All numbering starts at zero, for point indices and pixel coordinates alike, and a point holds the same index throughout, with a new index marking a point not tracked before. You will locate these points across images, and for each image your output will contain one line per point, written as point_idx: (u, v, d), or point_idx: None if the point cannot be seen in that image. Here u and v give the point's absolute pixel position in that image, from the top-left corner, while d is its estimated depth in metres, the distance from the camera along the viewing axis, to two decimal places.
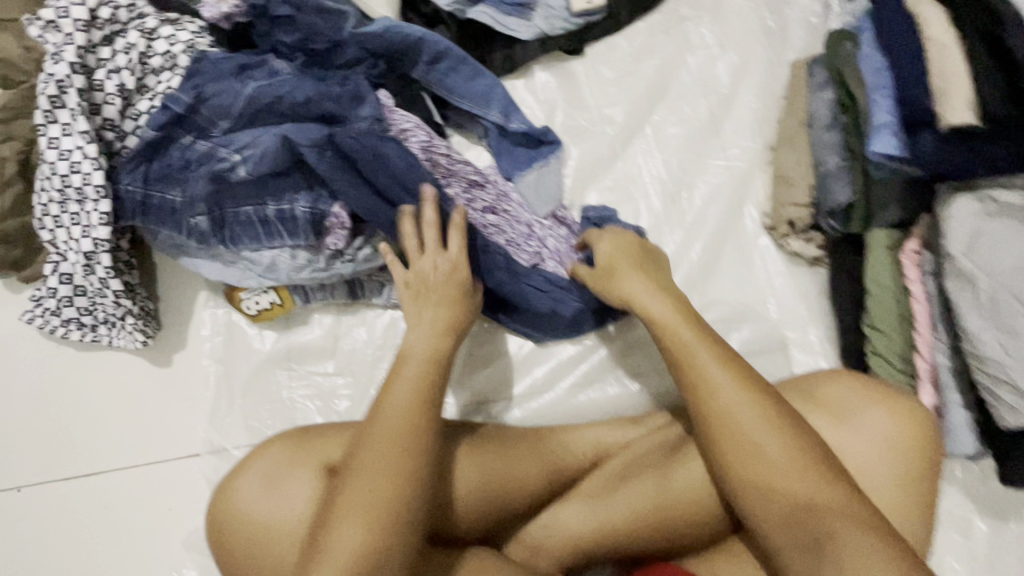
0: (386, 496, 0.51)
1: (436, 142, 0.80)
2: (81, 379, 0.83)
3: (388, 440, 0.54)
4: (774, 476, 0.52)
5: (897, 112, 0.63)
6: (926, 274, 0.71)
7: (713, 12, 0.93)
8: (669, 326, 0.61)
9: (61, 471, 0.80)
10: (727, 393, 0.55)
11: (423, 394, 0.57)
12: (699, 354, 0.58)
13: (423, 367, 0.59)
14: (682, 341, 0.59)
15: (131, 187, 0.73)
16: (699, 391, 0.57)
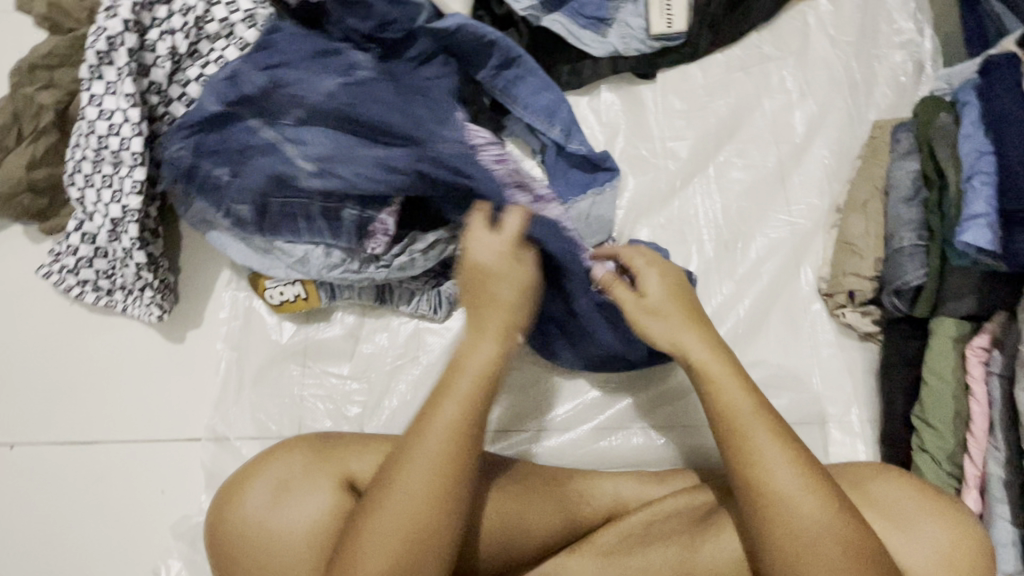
0: (412, 533, 0.48)
1: (507, 158, 0.74)
2: (90, 343, 0.80)
3: (421, 468, 0.50)
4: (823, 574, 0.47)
5: (996, 205, 0.59)
6: (992, 374, 0.66)
7: (798, 56, 0.88)
8: (723, 388, 0.55)
9: (56, 435, 0.78)
10: (781, 476, 0.50)
11: (465, 428, 0.52)
12: (756, 428, 0.52)
13: (469, 395, 0.53)
14: (739, 413, 0.53)
15: (180, 154, 0.70)
16: (753, 470, 0.51)
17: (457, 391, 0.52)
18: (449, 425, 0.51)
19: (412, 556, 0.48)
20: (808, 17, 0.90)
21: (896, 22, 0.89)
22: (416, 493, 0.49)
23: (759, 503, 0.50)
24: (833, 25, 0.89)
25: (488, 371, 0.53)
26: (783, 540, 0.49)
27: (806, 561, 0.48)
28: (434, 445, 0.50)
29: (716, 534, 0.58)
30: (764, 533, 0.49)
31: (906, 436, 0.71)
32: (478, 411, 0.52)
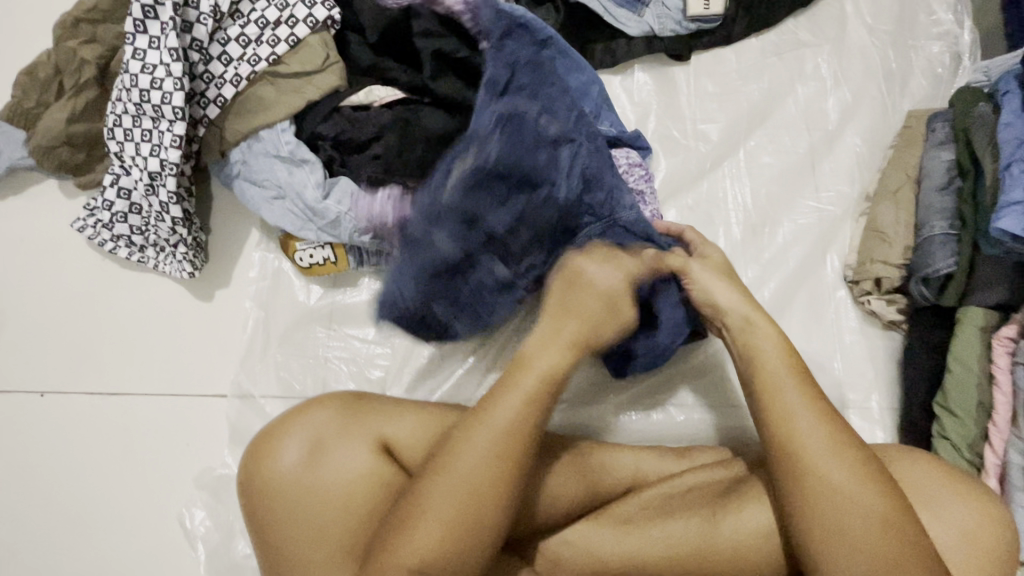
0: (467, 506, 0.49)
1: (646, 188, 0.77)
2: (121, 298, 0.82)
3: (484, 444, 0.50)
4: (857, 529, 0.48)
5: None
6: (1018, 365, 0.66)
7: (834, 43, 0.88)
8: (765, 360, 0.58)
9: (86, 385, 0.79)
10: (811, 436, 0.52)
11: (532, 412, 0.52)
12: (796, 400, 0.54)
13: (539, 382, 0.54)
14: (777, 384, 0.55)
15: (411, 303, 0.67)
16: (782, 425, 0.53)
17: (521, 387, 0.53)
18: (513, 417, 0.52)
19: (477, 523, 0.49)
20: (846, 5, 0.89)
21: (935, 13, 0.88)
22: (481, 465, 0.50)
23: (792, 463, 0.52)
24: (871, 14, 0.88)
25: (555, 374, 0.54)
26: (817, 505, 0.50)
27: (839, 527, 0.49)
28: (499, 426, 0.51)
29: (741, 505, 0.59)
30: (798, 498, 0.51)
31: (926, 423, 0.71)
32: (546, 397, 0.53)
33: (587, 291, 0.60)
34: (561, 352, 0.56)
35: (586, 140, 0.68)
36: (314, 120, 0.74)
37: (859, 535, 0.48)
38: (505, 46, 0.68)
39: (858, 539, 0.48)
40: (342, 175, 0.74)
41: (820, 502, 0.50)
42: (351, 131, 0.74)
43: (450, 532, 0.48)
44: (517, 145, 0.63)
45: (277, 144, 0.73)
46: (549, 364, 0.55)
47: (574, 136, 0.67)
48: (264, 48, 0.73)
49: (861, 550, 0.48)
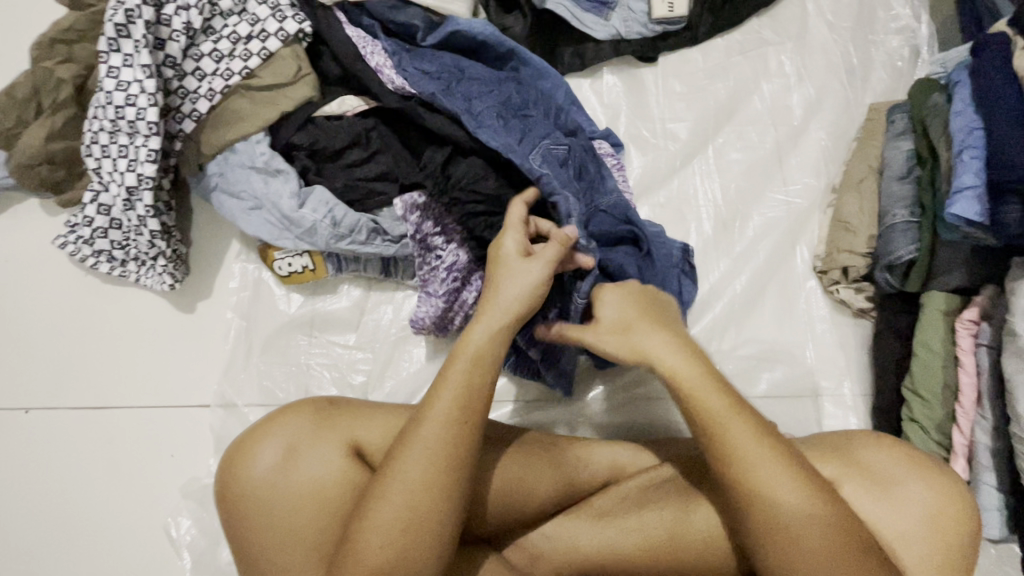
0: (425, 494, 0.49)
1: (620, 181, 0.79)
2: (104, 312, 0.83)
3: (432, 435, 0.51)
4: (809, 560, 0.47)
5: (985, 177, 0.61)
6: (980, 346, 0.68)
7: (796, 41, 0.90)
8: (693, 384, 0.53)
9: (70, 400, 0.80)
10: (762, 465, 0.49)
11: (473, 401, 0.52)
12: (732, 414, 0.51)
13: (472, 370, 0.53)
14: (707, 400, 0.52)
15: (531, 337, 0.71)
16: (731, 460, 0.50)
17: (453, 374, 0.53)
18: (451, 405, 0.51)
19: (430, 515, 0.49)
20: (807, 4, 0.91)
21: (893, 8, 0.91)
22: (424, 460, 0.50)
23: (747, 497, 0.49)
24: (831, 12, 0.91)
25: (486, 353, 0.54)
26: (769, 510, 0.48)
27: (793, 526, 0.48)
28: (441, 417, 0.51)
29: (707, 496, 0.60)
30: (748, 521, 0.49)
31: (897, 406, 0.73)
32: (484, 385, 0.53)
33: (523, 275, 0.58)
34: (488, 331, 0.55)
35: (576, 143, 0.72)
36: (290, 129, 0.75)
37: (814, 536, 0.47)
38: (478, 110, 0.68)
39: (808, 539, 0.47)
40: (318, 184, 0.76)
41: (768, 507, 0.48)
42: (326, 140, 0.75)
43: (404, 527, 0.49)
44: (567, 182, 0.66)
45: (252, 156, 0.75)
46: (481, 339, 0.55)
47: (570, 146, 0.70)
48: (237, 62, 0.74)
49: (812, 553, 0.47)
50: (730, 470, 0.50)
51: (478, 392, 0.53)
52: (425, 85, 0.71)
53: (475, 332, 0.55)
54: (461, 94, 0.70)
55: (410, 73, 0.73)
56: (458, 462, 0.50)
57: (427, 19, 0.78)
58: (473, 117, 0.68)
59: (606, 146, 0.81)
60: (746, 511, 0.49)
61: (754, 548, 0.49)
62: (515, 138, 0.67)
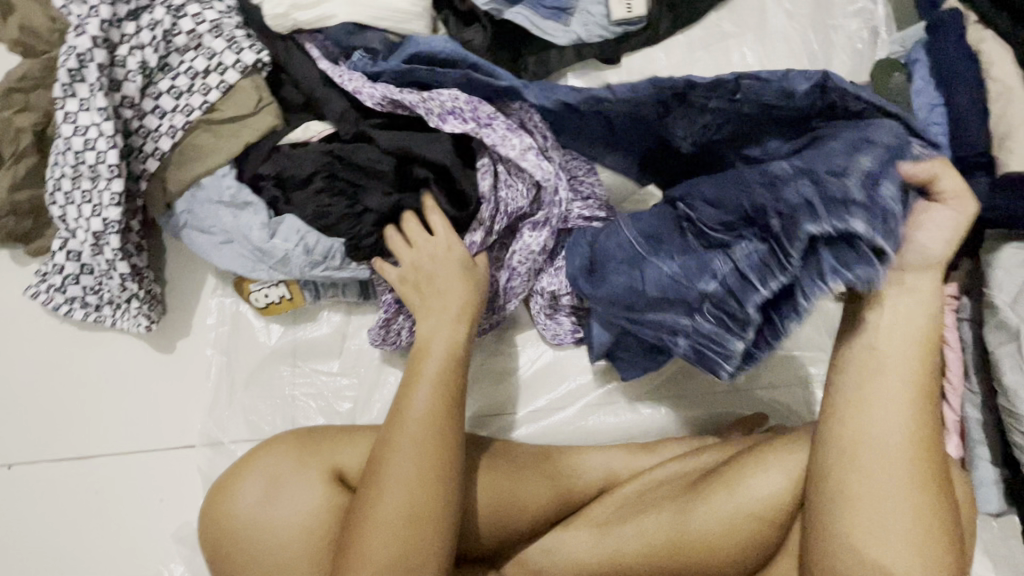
0: (420, 503, 0.50)
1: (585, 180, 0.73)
2: (82, 359, 0.81)
3: (410, 438, 0.52)
4: (874, 492, 0.47)
5: (952, 152, 0.60)
6: (964, 321, 0.67)
7: (756, 31, 0.91)
8: (887, 348, 0.49)
9: (54, 452, 0.78)
10: (881, 403, 0.48)
11: (445, 400, 0.55)
12: (900, 398, 0.48)
13: (442, 366, 0.58)
14: (877, 361, 0.49)
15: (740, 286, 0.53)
16: (851, 390, 0.49)
17: (426, 372, 0.56)
18: (430, 401, 0.54)
19: (429, 518, 0.50)
20: None
21: None
22: (412, 459, 0.51)
23: (841, 425, 0.49)
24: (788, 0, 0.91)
25: (452, 355, 0.59)
26: (875, 481, 0.47)
27: (871, 461, 0.47)
28: (421, 414, 0.53)
29: (707, 495, 0.58)
30: (837, 445, 0.49)
31: None
32: (452, 385, 0.56)
33: (450, 269, 0.66)
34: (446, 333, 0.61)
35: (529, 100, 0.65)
36: (257, 161, 0.75)
37: (886, 479, 0.47)
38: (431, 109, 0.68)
39: (879, 514, 0.46)
40: (287, 214, 0.74)
41: (875, 481, 0.47)
42: (292, 169, 0.73)
43: (409, 527, 0.49)
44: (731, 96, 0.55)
45: (220, 190, 0.74)
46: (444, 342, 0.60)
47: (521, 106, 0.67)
48: (196, 97, 0.73)
49: (877, 511, 0.46)
50: (845, 399, 0.49)
51: (454, 388, 0.57)
52: (399, 93, 0.69)
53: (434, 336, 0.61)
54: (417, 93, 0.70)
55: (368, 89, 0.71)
56: (449, 452, 0.52)
57: (387, 41, 0.77)
58: (437, 113, 0.67)
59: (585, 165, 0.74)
60: (846, 477, 0.48)
61: (825, 518, 0.48)
62: (495, 133, 0.67)
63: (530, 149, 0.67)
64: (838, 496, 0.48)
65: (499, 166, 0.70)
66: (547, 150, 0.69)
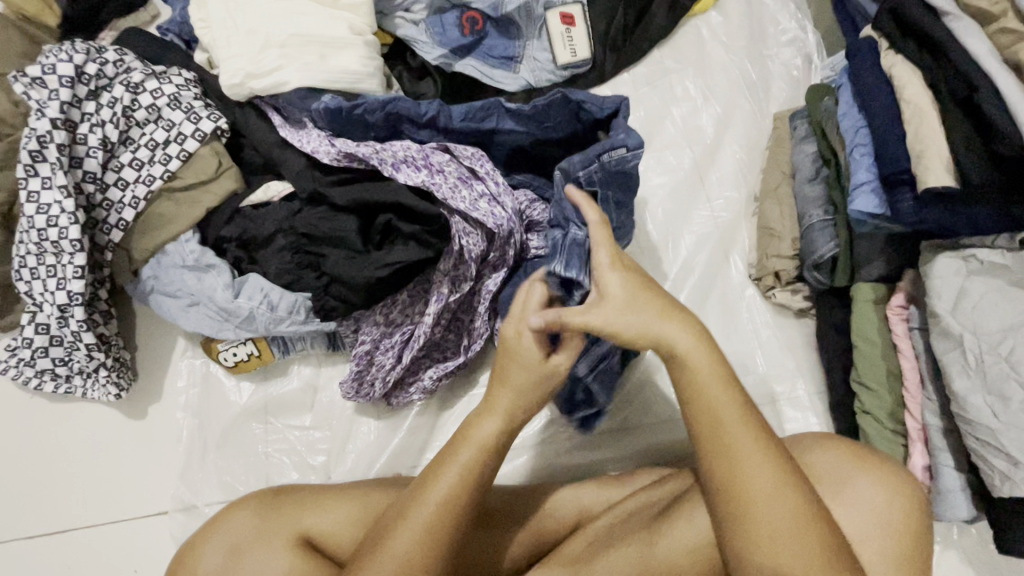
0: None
1: (534, 210, 0.75)
2: (53, 432, 0.81)
3: (419, 521, 0.50)
4: (761, 520, 0.48)
5: (875, 171, 0.64)
6: (914, 330, 0.69)
7: (697, 65, 0.95)
8: (705, 390, 0.51)
9: (25, 530, 0.77)
10: (733, 427, 0.50)
11: (469, 489, 0.52)
12: (733, 416, 0.50)
13: (477, 455, 0.53)
14: (708, 388, 0.51)
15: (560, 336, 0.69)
16: (703, 421, 0.51)
17: (459, 458, 0.53)
18: (452, 491, 0.51)
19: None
20: (701, 30, 0.96)
21: (780, 23, 0.96)
22: (410, 543, 0.50)
23: (713, 458, 0.50)
24: (724, 34, 0.96)
25: (492, 444, 0.54)
26: (757, 541, 0.48)
27: (749, 490, 0.48)
28: (432, 509, 0.51)
29: (669, 525, 0.58)
30: (722, 481, 0.49)
31: (849, 400, 0.73)
32: (478, 480, 0.52)
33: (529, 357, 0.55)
34: (495, 419, 0.55)
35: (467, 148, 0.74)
36: (218, 225, 0.77)
37: (769, 502, 0.48)
38: (385, 163, 0.72)
39: (777, 541, 0.47)
40: (252, 272, 0.76)
41: (759, 539, 0.48)
42: (254, 230, 0.76)
43: None
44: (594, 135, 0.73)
45: (183, 255, 0.76)
46: (491, 432, 0.54)
47: (473, 149, 0.74)
48: (157, 167, 0.76)
49: (771, 536, 0.47)
50: (704, 428, 0.51)
51: (479, 480, 0.53)
52: (354, 147, 0.74)
53: (482, 423, 0.54)
54: (368, 148, 0.73)
55: (321, 148, 0.75)
56: (446, 548, 0.50)
57: (336, 99, 0.77)
58: (391, 163, 0.72)
59: (529, 194, 0.77)
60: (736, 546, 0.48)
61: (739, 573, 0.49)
62: (446, 182, 0.70)
63: (480, 197, 0.70)
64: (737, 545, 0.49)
65: (456, 217, 0.70)
66: (499, 196, 0.71)
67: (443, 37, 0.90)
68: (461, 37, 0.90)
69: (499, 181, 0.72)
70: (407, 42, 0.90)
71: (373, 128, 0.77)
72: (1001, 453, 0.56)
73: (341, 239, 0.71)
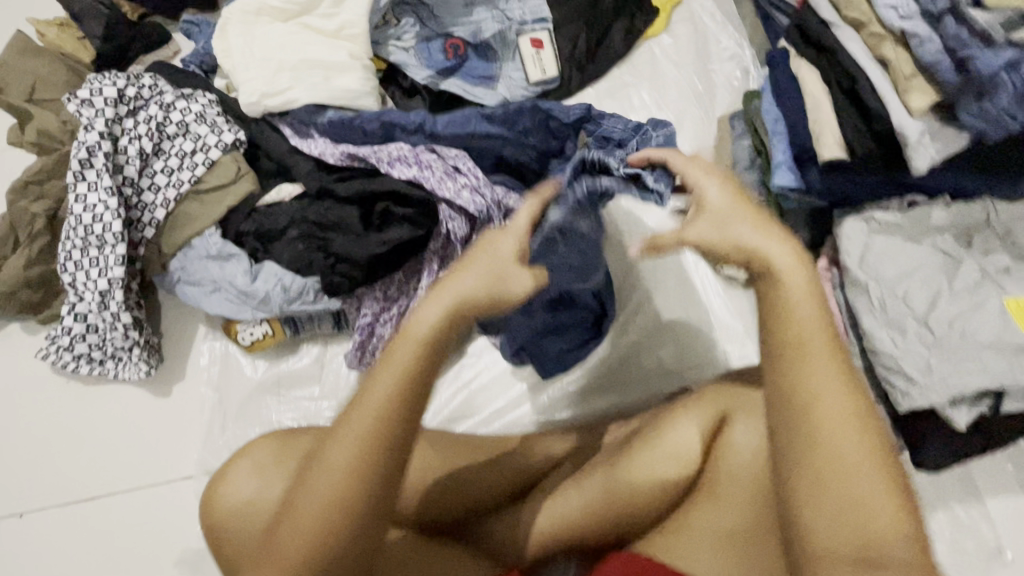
0: (340, 487, 0.45)
1: (507, 200, 0.85)
2: (86, 410, 0.91)
3: (354, 425, 0.46)
4: (835, 457, 0.44)
5: (789, 152, 0.76)
6: (836, 286, 0.80)
7: (651, 79, 1.09)
8: (801, 328, 0.47)
9: (62, 496, 0.86)
10: (818, 364, 0.46)
11: (402, 389, 0.47)
12: (821, 355, 0.47)
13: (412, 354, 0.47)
14: (799, 325, 0.47)
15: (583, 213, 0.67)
16: (790, 356, 0.47)
17: (395, 357, 0.48)
18: (386, 392, 0.46)
19: (346, 520, 0.46)
20: (654, 50, 1.11)
21: (722, 42, 1.11)
22: (352, 450, 0.46)
23: (791, 391, 0.46)
24: (674, 53, 1.11)
25: (432, 340, 0.48)
26: (828, 484, 0.44)
27: (828, 426, 0.45)
28: (369, 413, 0.46)
29: (636, 455, 0.69)
30: (799, 415, 0.46)
31: None
32: (416, 383, 0.47)
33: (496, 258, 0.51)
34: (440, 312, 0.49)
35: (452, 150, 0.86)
36: (238, 221, 0.89)
37: (845, 445, 0.44)
38: (383, 162, 0.86)
39: (851, 481, 0.44)
40: (266, 260, 0.87)
41: (822, 477, 0.44)
42: (267, 224, 0.87)
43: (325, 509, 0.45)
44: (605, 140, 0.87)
45: (207, 247, 0.88)
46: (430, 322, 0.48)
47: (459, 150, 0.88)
48: (186, 172, 0.88)
49: (843, 475, 0.44)
50: (789, 363, 0.47)
51: (422, 378, 0.48)
52: (357, 149, 0.87)
53: (422, 312, 0.49)
54: (368, 150, 0.87)
55: (329, 151, 0.88)
56: (386, 452, 0.46)
57: (342, 112, 0.91)
58: (387, 160, 0.85)
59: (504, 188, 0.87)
60: (806, 483, 0.45)
61: (798, 512, 0.45)
62: (434, 175, 0.83)
63: (463, 188, 0.82)
64: (807, 481, 0.45)
65: (443, 204, 0.83)
66: (480, 187, 0.83)
67: (430, 61, 1.04)
68: (445, 61, 1.04)
69: (479, 176, 0.83)
70: (399, 66, 1.05)
71: (370, 133, 0.90)
72: (899, 372, 0.68)
73: (345, 224, 0.83)
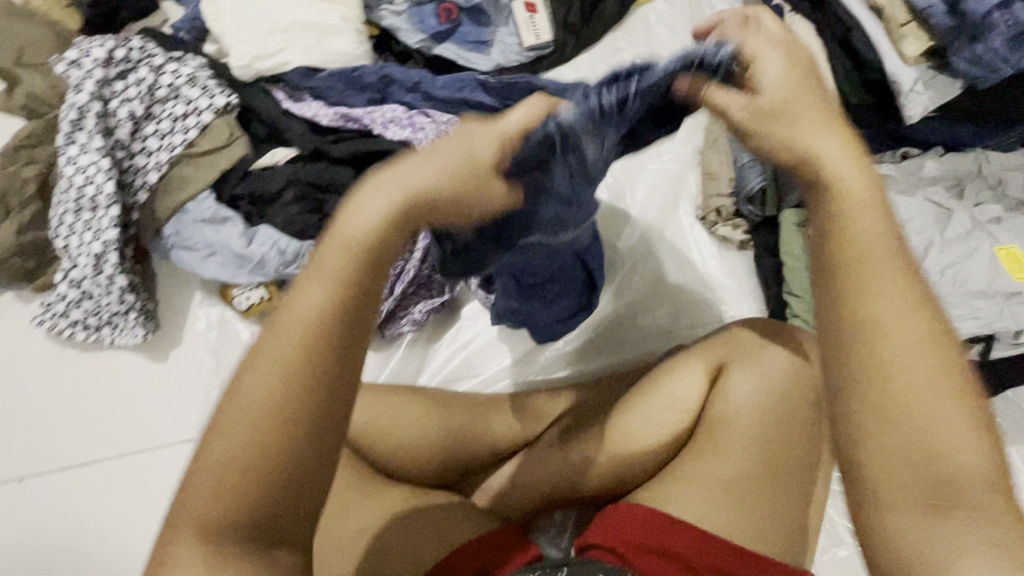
0: (251, 426, 0.35)
1: None
2: (84, 377, 0.91)
3: (274, 345, 0.36)
4: (906, 389, 0.37)
5: None
6: None
7: (645, 45, 1.09)
8: (858, 243, 0.40)
9: (61, 461, 0.86)
10: (880, 282, 0.39)
11: (329, 303, 0.36)
12: (884, 272, 0.39)
13: (345, 262, 0.37)
14: (855, 240, 0.40)
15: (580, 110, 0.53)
16: (845, 278, 0.40)
17: (324, 265, 0.37)
18: (310, 306, 0.36)
19: (257, 472, 0.35)
20: (648, 15, 1.11)
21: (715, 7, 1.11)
22: (263, 382, 0.35)
23: (848, 315, 0.39)
24: (668, 18, 1.10)
25: (370, 243, 0.37)
26: (895, 421, 0.37)
27: (894, 358, 0.38)
28: (291, 334, 0.36)
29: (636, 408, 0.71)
30: (860, 347, 0.38)
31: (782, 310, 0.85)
32: (353, 298, 0.37)
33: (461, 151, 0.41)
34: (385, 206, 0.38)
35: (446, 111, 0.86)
36: (231, 185, 0.88)
37: (917, 374, 0.37)
38: (376, 122, 0.86)
39: (924, 416, 0.37)
40: (262, 224, 0.87)
41: (887, 409, 0.37)
42: (262, 188, 0.87)
43: (235, 451, 0.35)
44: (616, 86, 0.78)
45: (201, 212, 0.87)
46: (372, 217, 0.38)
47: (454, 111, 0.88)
48: (178, 135, 0.87)
49: (914, 411, 0.37)
50: (845, 285, 0.39)
51: (358, 288, 0.37)
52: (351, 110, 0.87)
53: (362, 205, 0.38)
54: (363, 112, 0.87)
55: (321, 111, 0.88)
56: (308, 384, 0.35)
57: (336, 73, 0.91)
58: (381, 121, 0.86)
59: None
60: (869, 423, 0.38)
61: (856, 456, 0.38)
62: (428, 136, 0.83)
63: None
64: (867, 420, 0.38)
65: None
66: None
67: (422, 25, 1.03)
68: (437, 25, 1.03)
69: None
70: (391, 31, 1.04)
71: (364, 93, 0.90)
72: None
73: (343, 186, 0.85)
